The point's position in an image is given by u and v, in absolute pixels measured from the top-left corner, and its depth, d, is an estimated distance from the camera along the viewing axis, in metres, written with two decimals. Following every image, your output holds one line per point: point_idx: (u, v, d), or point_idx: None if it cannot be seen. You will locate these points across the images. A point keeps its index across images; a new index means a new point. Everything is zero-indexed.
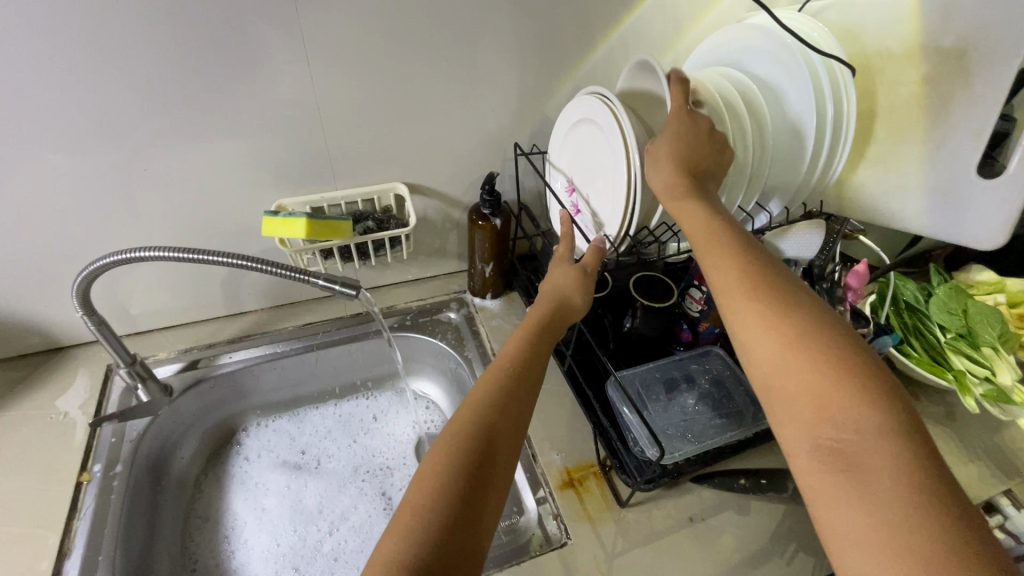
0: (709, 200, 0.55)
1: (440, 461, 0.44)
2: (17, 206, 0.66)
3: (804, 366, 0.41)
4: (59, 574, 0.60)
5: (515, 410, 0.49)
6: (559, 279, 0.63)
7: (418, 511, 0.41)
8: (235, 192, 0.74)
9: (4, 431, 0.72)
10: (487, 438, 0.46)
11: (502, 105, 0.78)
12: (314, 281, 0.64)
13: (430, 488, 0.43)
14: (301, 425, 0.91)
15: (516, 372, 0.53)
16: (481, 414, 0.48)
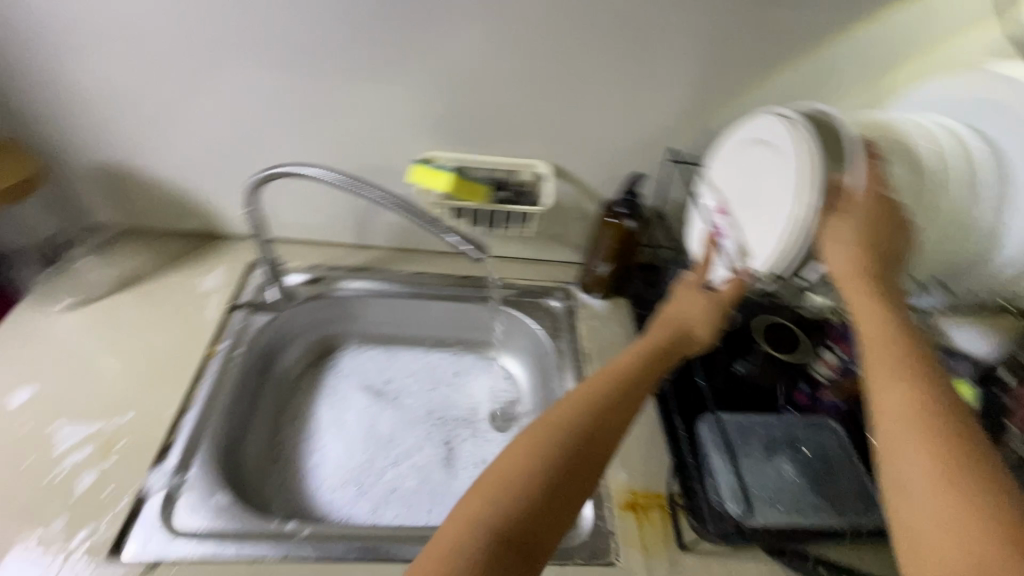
0: (901, 313, 0.51)
1: (539, 437, 0.46)
2: (224, 104, 0.76)
3: (966, 533, 0.37)
4: (178, 421, 0.70)
5: (619, 418, 0.49)
6: (687, 307, 0.63)
7: (507, 479, 0.43)
8: (394, 134, 0.78)
9: (161, 292, 0.84)
10: (589, 439, 0.47)
11: (667, 105, 0.76)
12: (447, 236, 0.69)
13: (522, 462, 0.44)
14: (392, 359, 0.96)
15: (625, 377, 0.53)
16: (587, 412, 0.49)
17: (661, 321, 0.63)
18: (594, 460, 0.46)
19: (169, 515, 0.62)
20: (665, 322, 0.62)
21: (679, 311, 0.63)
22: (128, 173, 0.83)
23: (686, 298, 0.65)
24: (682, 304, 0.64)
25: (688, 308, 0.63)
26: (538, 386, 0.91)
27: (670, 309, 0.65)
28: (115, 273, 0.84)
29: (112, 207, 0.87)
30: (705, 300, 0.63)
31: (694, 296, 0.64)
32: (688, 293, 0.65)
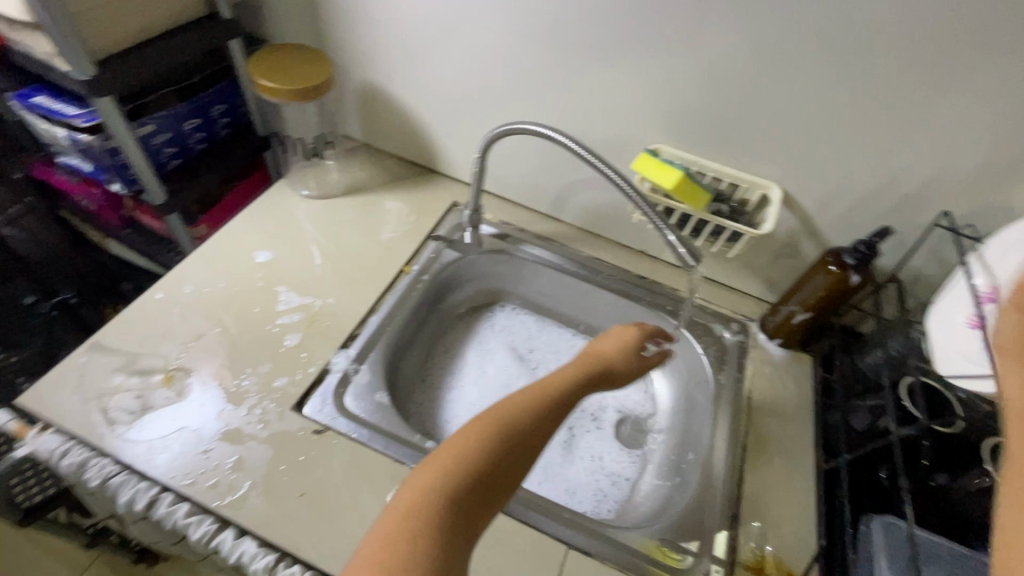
0: None
1: (485, 435, 0.48)
2: (486, 55, 0.81)
3: None
4: (364, 321, 0.78)
5: (551, 427, 0.54)
6: (615, 342, 0.72)
7: (448, 465, 0.45)
8: (631, 120, 0.79)
9: (375, 205, 0.94)
10: (524, 442, 0.50)
11: (952, 164, 0.65)
12: (668, 234, 0.70)
13: (463, 452, 0.46)
14: (541, 330, 0.98)
15: (548, 387, 0.58)
16: (528, 416, 0.52)
17: (584, 354, 0.69)
18: (521, 461, 0.49)
19: (342, 395, 0.71)
20: (592, 356, 0.68)
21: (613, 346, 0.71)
22: (386, 97, 0.94)
23: (614, 338, 0.73)
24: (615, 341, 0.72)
25: (619, 350, 0.70)
26: (680, 411, 0.87)
27: (616, 343, 0.71)
28: (348, 180, 0.97)
29: (362, 122, 0.99)
30: (621, 346, 0.71)
31: (624, 342, 0.71)
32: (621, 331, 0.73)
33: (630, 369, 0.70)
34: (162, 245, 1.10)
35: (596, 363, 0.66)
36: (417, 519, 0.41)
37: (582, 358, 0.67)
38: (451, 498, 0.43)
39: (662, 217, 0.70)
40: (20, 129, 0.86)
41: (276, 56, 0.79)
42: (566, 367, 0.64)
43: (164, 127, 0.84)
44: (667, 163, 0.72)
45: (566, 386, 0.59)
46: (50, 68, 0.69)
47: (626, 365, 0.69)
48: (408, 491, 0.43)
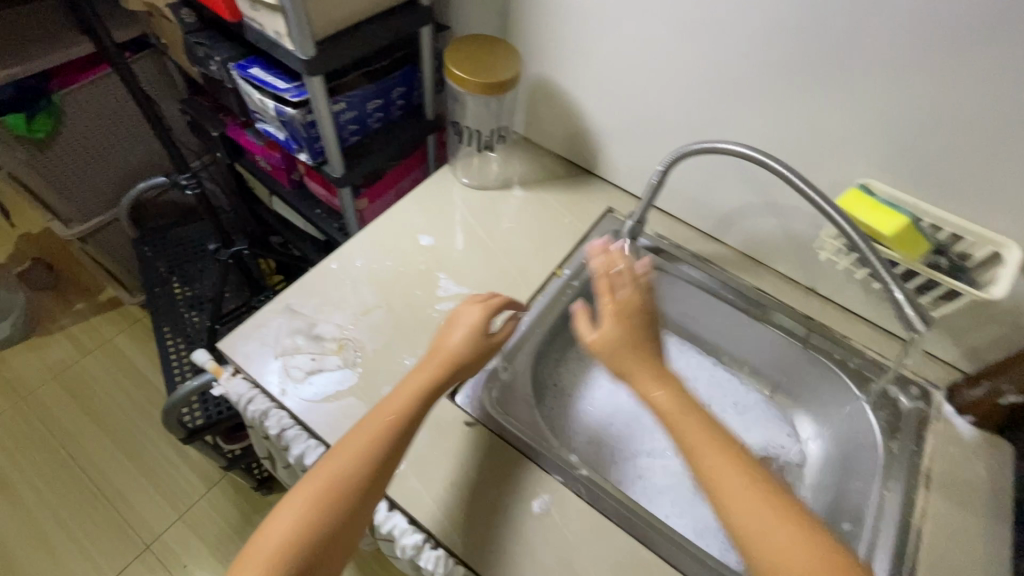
0: (688, 399, 0.60)
1: (330, 481, 0.55)
2: (678, 64, 0.76)
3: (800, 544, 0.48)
4: (513, 321, 0.79)
5: (399, 446, 0.60)
6: (453, 326, 0.69)
7: (320, 493, 0.54)
8: (837, 149, 0.71)
9: (531, 202, 0.94)
10: (385, 460, 0.58)
11: None
12: (896, 289, 0.60)
13: (337, 477, 0.55)
14: (680, 354, 0.94)
15: (427, 392, 0.64)
16: (379, 432, 0.59)
17: (436, 352, 0.67)
18: (363, 441, 0.58)
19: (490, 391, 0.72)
20: (446, 357, 0.66)
21: (481, 311, 0.69)
22: (557, 94, 0.92)
23: (455, 325, 0.69)
24: (461, 333, 0.68)
25: (469, 343, 0.67)
26: (832, 470, 0.79)
27: (442, 336, 0.69)
28: (505, 173, 0.97)
29: (526, 116, 0.99)
30: (463, 329, 0.68)
31: (462, 319, 0.69)
32: (471, 309, 0.70)
33: (481, 351, 0.68)
34: (324, 211, 1.19)
35: (449, 358, 0.66)
36: (292, 538, 0.52)
37: (438, 363, 0.66)
38: (315, 521, 0.53)
39: (896, 275, 0.60)
40: (231, 94, 0.95)
41: (468, 48, 0.80)
42: (410, 381, 0.65)
43: (352, 106, 0.89)
44: (886, 207, 0.65)
45: (409, 396, 0.63)
46: (276, 46, 0.75)
47: (480, 346, 0.68)
48: (284, 521, 0.53)
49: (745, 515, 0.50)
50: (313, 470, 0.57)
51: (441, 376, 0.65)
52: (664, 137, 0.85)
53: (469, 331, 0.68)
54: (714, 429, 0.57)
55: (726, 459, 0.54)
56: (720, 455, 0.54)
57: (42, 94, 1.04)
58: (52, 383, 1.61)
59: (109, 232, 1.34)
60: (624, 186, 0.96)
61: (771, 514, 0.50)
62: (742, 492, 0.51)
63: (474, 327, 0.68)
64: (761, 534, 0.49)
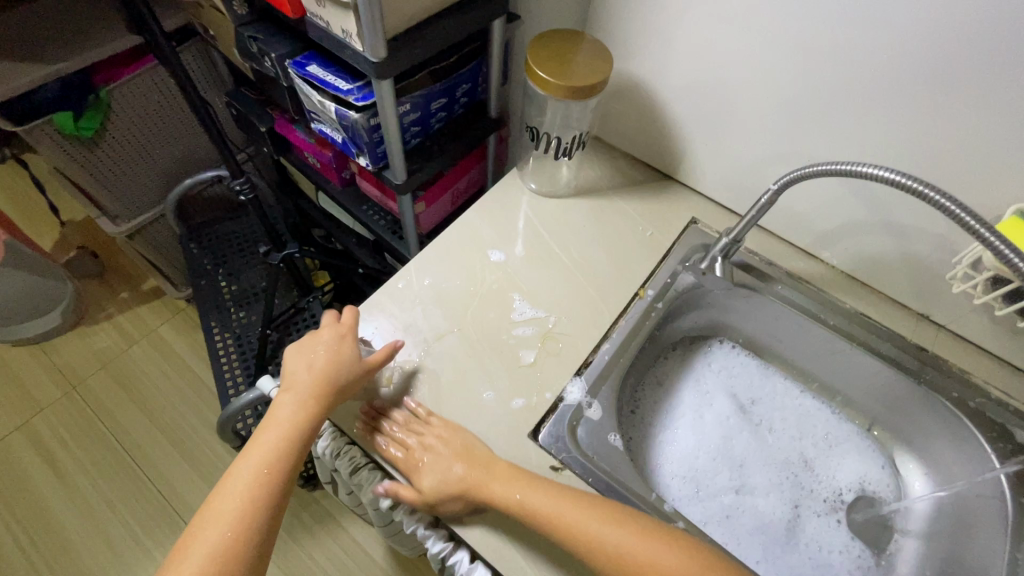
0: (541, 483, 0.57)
1: (240, 522, 0.52)
2: (793, 62, 0.67)
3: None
4: (597, 348, 0.72)
5: (280, 494, 0.55)
6: (309, 361, 0.64)
7: (211, 564, 0.50)
8: (982, 164, 0.62)
9: (608, 210, 0.86)
10: (270, 510, 0.54)
11: None
12: None
13: (227, 551, 0.50)
14: (765, 380, 0.87)
15: (299, 390, 0.61)
16: (255, 490, 0.54)
17: (301, 348, 0.66)
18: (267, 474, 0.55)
19: (575, 428, 0.66)
20: (314, 394, 0.61)
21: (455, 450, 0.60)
22: (640, 92, 0.84)
23: (308, 353, 0.65)
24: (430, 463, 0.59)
25: (333, 365, 0.63)
26: (945, 520, 0.71)
27: (309, 367, 0.63)
28: (578, 178, 0.90)
29: (602, 116, 0.91)
30: (329, 346, 0.65)
31: (324, 341, 0.65)
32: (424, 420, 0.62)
33: (342, 355, 0.64)
34: (377, 210, 1.13)
35: (317, 393, 0.61)
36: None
37: (310, 399, 0.61)
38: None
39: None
40: (285, 92, 0.89)
41: (550, 46, 0.72)
42: (281, 415, 0.59)
43: (417, 107, 0.82)
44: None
45: (282, 443, 0.57)
46: (343, 45, 0.68)
47: (350, 361, 0.64)
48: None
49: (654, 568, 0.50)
50: (191, 538, 0.51)
51: (319, 409, 0.61)
52: (765, 144, 0.77)
53: (338, 347, 0.65)
54: (537, 490, 0.56)
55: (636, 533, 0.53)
56: (623, 525, 0.53)
57: (90, 89, 1.00)
58: (101, 371, 1.57)
59: (156, 227, 1.31)
60: (710, 195, 0.88)
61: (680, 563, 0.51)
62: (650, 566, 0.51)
63: (340, 333, 0.67)
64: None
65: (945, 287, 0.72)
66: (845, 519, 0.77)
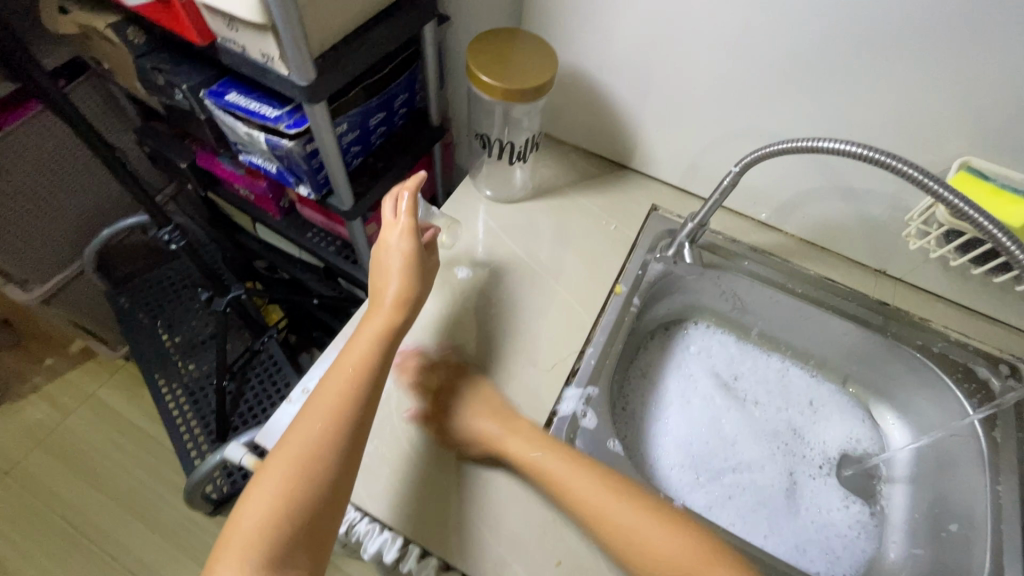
0: (543, 440, 0.60)
1: (337, 416, 0.55)
2: (735, 41, 0.67)
3: (652, 530, 0.53)
4: (582, 352, 0.71)
5: (371, 395, 0.58)
6: (387, 269, 0.66)
7: (309, 449, 0.53)
8: (923, 124, 0.64)
9: (568, 208, 0.85)
10: (365, 405, 0.57)
11: None
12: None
13: (323, 440, 0.54)
14: (744, 354, 0.88)
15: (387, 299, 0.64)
16: (348, 389, 0.57)
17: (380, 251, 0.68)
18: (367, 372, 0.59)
19: (573, 440, 0.65)
20: (394, 302, 0.63)
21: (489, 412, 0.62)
22: (585, 85, 0.82)
23: (384, 259, 0.67)
24: (467, 424, 0.62)
25: (405, 271, 0.65)
26: (926, 463, 0.75)
27: (390, 274, 0.65)
28: (533, 179, 0.87)
29: (548, 112, 0.89)
30: (398, 249, 0.66)
31: (394, 244, 0.67)
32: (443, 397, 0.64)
33: (414, 252, 0.66)
34: (322, 234, 1.06)
35: (397, 302, 0.64)
36: (295, 492, 0.51)
37: (393, 308, 0.63)
38: (305, 478, 0.52)
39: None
40: (204, 124, 0.81)
41: (490, 47, 0.68)
42: (368, 325, 0.62)
43: (355, 126, 0.76)
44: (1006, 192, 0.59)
45: (367, 349, 0.60)
46: (266, 70, 0.62)
47: (422, 262, 0.67)
48: (277, 475, 0.52)
49: (627, 528, 0.53)
50: (289, 435, 0.55)
51: (400, 317, 0.63)
52: (717, 125, 0.77)
53: (405, 250, 0.66)
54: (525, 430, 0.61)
55: (609, 503, 0.55)
56: (596, 488, 0.55)
57: None
58: (37, 449, 1.41)
59: (78, 287, 1.18)
60: (666, 179, 0.88)
61: (654, 529, 0.53)
62: (623, 530, 0.53)
63: (406, 232, 0.67)
64: (644, 552, 0.52)
65: (899, 243, 0.75)
66: (838, 478, 0.79)
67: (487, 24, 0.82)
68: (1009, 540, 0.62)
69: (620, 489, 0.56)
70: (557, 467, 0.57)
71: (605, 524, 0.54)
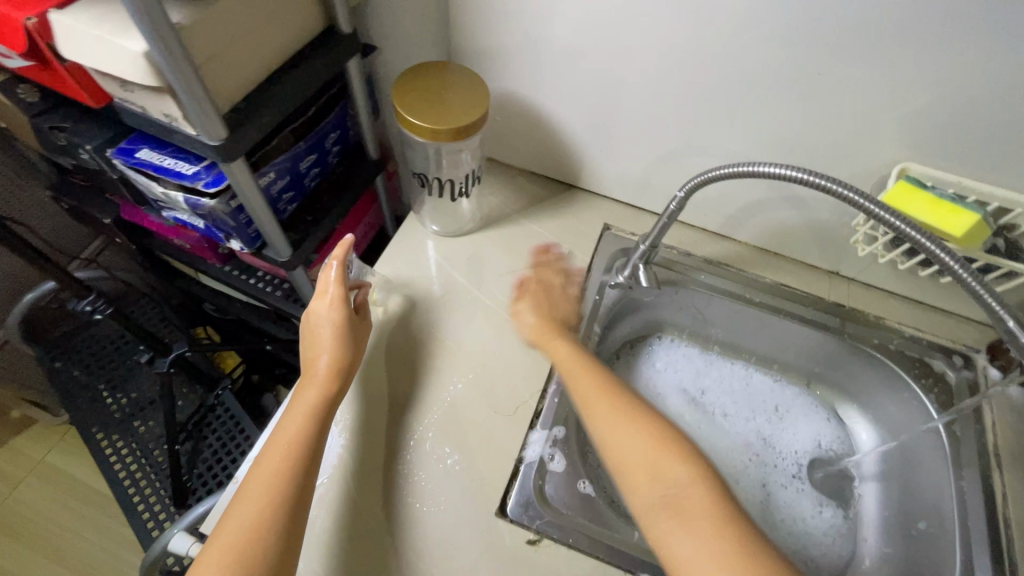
0: (575, 355, 0.64)
1: (270, 499, 0.51)
2: (667, 58, 0.65)
3: (653, 440, 0.54)
4: (544, 391, 0.68)
5: (305, 478, 0.53)
6: (316, 340, 0.63)
7: (238, 550, 0.48)
8: (860, 132, 0.64)
9: (519, 237, 0.82)
10: (301, 481, 0.53)
11: None
12: (970, 281, 0.49)
13: (254, 536, 0.49)
14: (710, 366, 0.87)
15: (315, 371, 0.61)
16: (280, 473, 0.52)
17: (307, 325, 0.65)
18: (301, 445, 0.55)
19: (542, 487, 0.62)
20: (326, 370, 0.60)
21: (540, 321, 0.69)
22: (524, 108, 0.79)
23: (315, 328, 0.64)
24: (522, 323, 0.70)
25: (336, 339, 0.62)
26: (894, 460, 0.76)
27: (320, 346, 0.62)
28: (481, 208, 0.84)
29: (490, 137, 0.86)
30: (327, 316, 0.64)
31: (324, 312, 0.64)
32: (525, 304, 0.72)
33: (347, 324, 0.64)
34: (266, 278, 1.00)
35: (330, 372, 0.60)
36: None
37: (327, 374, 0.60)
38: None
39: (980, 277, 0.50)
40: (119, 182, 0.75)
41: (415, 85, 0.64)
42: (299, 401, 0.58)
43: (283, 173, 0.72)
44: (948, 200, 0.57)
45: (299, 427, 0.56)
46: (171, 131, 0.57)
47: (353, 327, 0.65)
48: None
49: (619, 446, 0.54)
50: (222, 526, 0.50)
51: (333, 388, 0.60)
52: (659, 142, 0.75)
53: (337, 316, 0.64)
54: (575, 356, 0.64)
55: (618, 423, 0.56)
56: (610, 408, 0.58)
57: None
58: None
59: None
60: (617, 197, 0.86)
61: (648, 454, 0.53)
62: (623, 446, 0.54)
63: (334, 300, 0.64)
64: (640, 468, 0.52)
65: (848, 246, 0.75)
66: (810, 483, 0.79)
67: (416, 53, 0.78)
68: (977, 535, 0.62)
69: (638, 416, 0.56)
70: (589, 392, 0.60)
71: (608, 442, 0.55)
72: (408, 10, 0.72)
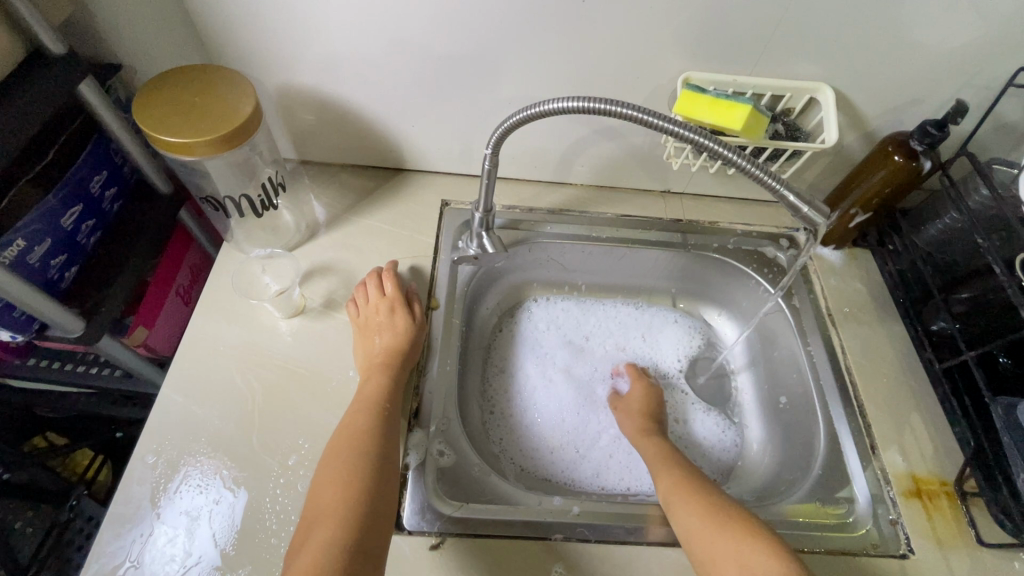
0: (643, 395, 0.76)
1: (359, 460, 0.53)
2: (439, 21, 0.62)
3: (673, 458, 0.64)
4: (418, 389, 0.65)
5: (388, 426, 0.57)
6: (374, 331, 0.65)
7: (343, 483, 0.51)
8: (640, 56, 0.65)
9: (355, 237, 0.76)
10: (377, 438, 0.55)
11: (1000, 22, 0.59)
12: (759, 173, 0.50)
13: (349, 475, 0.52)
14: (587, 311, 0.88)
15: (374, 357, 0.63)
16: (374, 431, 0.56)
17: (361, 326, 0.66)
18: (383, 411, 0.58)
19: (436, 487, 0.59)
20: (383, 352, 0.63)
21: (643, 417, 0.73)
22: (314, 99, 0.72)
23: (373, 327, 0.65)
24: None
25: (397, 331, 0.64)
26: (755, 346, 0.83)
27: (378, 343, 0.63)
28: (305, 218, 0.77)
29: (290, 138, 0.78)
30: (386, 313, 0.65)
31: (381, 311, 0.66)
32: (639, 399, 0.76)
33: (403, 331, 0.64)
34: (87, 359, 0.85)
35: (387, 353, 0.63)
36: (340, 524, 0.48)
37: (385, 355, 0.63)
38: (344, 515, 0.49)
39: (761, 163, 0.51)
40: None
41: (164, 102, 0.56)
42: (369, 379, 0.61)
43: (38, 237, 0.60)
44: (723, 99, 0.61)
45: (377, 389, 0.59)
46: None
47: (409, 328, 0.65)
48: (319, 525, 0.49)
49: (701, 533, 0.52)
50: (320, 485, 0.52)
51: (394, 367, 0.62)
52: (466, 106, 0.72)
53: (397, 313, 0.66)
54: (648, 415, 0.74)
55: (698, 516, 0.54)
56: (691, 501, 0.56)
57: None
58: None
59: None
60: (448, 169, 0.82)
61: (732, 541, 0.51)
62: (708, 535, 0.52)
63: (393, 304, 0.66)
64: (724, 556, 0.50)
65: (668, 164, 0.79)
66: (696, 391, 0.84)
67: (170, 62, 0.69)
68: (827, 389, 0.69)
69: (721, 508, 0.54)
70: (673, 482, 0.59)
71: (688, 531, 0.53)
72: (138, 13, 0.62)
